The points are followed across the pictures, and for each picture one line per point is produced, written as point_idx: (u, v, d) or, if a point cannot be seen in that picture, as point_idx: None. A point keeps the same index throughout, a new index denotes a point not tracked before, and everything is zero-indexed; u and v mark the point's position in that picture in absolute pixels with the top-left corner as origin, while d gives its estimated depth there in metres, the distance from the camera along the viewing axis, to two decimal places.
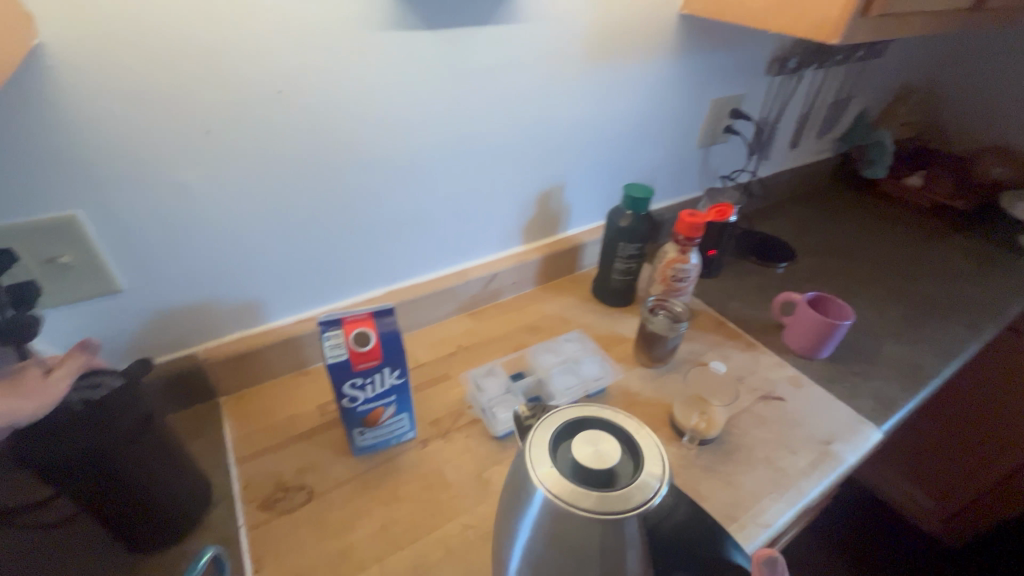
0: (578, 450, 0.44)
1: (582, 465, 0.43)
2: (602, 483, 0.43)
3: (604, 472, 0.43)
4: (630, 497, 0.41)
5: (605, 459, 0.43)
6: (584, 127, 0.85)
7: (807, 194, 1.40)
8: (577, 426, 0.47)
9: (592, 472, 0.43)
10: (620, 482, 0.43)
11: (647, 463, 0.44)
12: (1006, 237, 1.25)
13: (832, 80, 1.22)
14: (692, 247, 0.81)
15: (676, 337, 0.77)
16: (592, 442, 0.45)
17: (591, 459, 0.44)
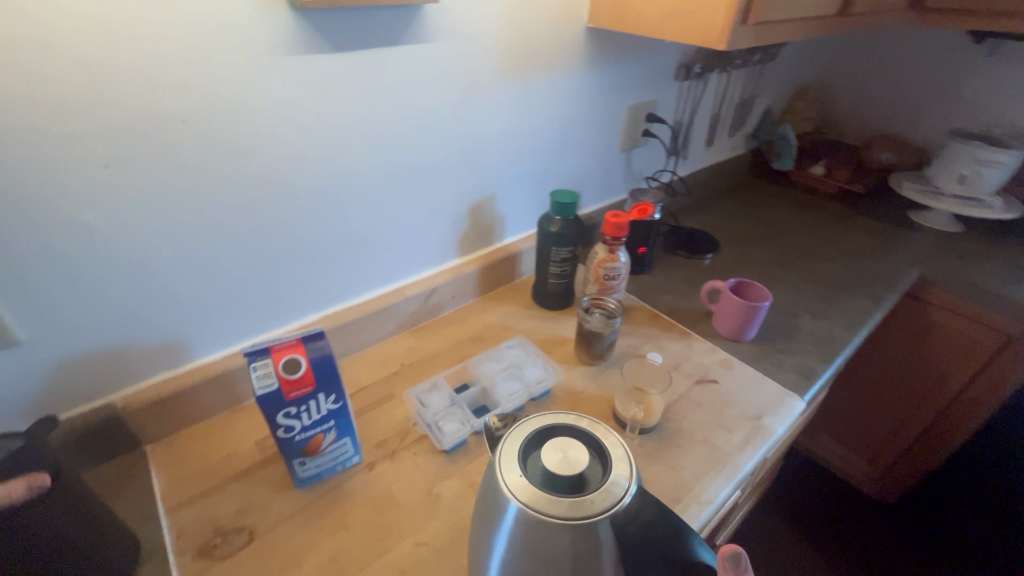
0: (548, 457, 0.46)
1: (552, 472, 0.45)
2: (573, 488, 0.44)
3: (573, 477, 0.45)
4: (600, 499, 0.43)
5: (575, 464, 0.45)
6: (507, 138, 0.88)
7: (725, 189, 1.50)
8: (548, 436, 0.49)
9: (561, 477, 0.45)
10: (591, 486, 0.45)
11: (615, 464, 0.46)
12: (897, 215, 1.39)
13: (736, 83, 1.32)
14: (619, 246, 0.86)
15: (613, 332, 0.80)
16: (562, 449, 0.47)
17: (561, 465, 0.45)
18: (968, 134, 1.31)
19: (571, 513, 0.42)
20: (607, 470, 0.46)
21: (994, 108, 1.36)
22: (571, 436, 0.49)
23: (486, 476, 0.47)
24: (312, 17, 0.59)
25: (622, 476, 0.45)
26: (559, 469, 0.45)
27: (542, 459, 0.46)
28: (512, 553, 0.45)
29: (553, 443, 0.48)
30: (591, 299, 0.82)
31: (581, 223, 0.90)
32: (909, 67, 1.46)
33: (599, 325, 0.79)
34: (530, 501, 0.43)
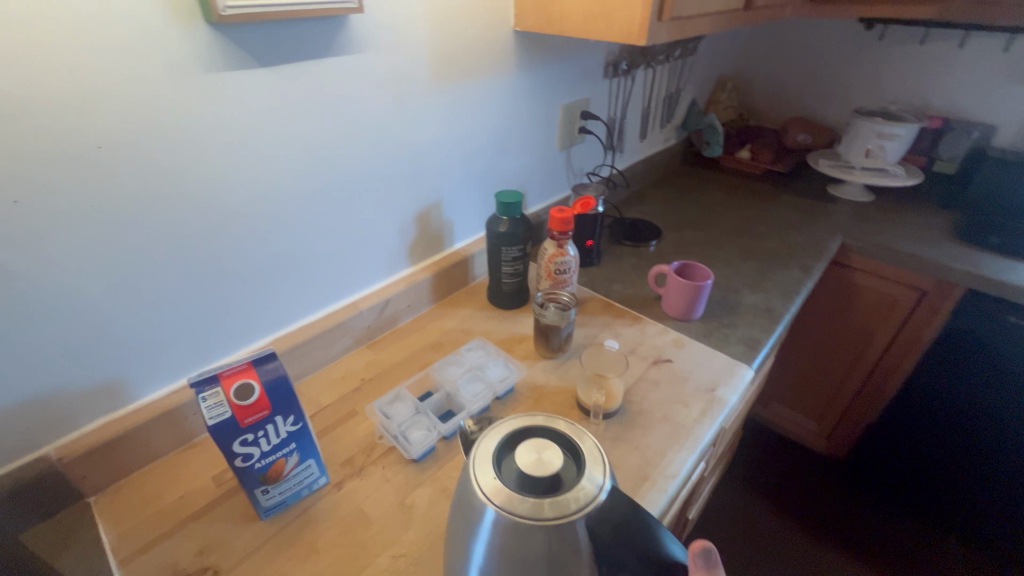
0: (522, 459, 0.47)
1: (527, 474, 0.45)
2: (547, 489, 0.45)
3: (547, 478, 0.45)
4: (574, 498, 0.44)
5: (549, 466, 0.46)
6: (446, 143, 0.89)
7: (662, 178, 1.58)
8: (523, 437, 0.50)
9: (535, 479, 0.45)
10: (565, 485, 0.45)
11: (589, 463, 0.46)
12: (817, 190, 1.50)
13: (661, 77, 1.38)
14: (567, 240, 0.88)
15: (569, 324, 0.82)
16: (537, 450, 0.48)
17: (535, 466, 0.46)
18: (869, 112, 1.43)
19: (546, 514, 0.43)
20: (581, 468, 0.46)
21: (889, 87, 1.50)
22: (544, 436, 0.50)
23: (460, 480, 0.48)
24: (233, 33, 0.58)
25: (595, 473, 0.45)
26: (533, 471, 0.46)
27: (516, 461, 0.47)
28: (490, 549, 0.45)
29: (528, 445, 0.48)
30: (545, 293, 0.84)
31: (528, 222, 0.92)
32: (814, 54, 1.58)
33: (556, 318, 0.80)
34: (505, 504, 0.44)
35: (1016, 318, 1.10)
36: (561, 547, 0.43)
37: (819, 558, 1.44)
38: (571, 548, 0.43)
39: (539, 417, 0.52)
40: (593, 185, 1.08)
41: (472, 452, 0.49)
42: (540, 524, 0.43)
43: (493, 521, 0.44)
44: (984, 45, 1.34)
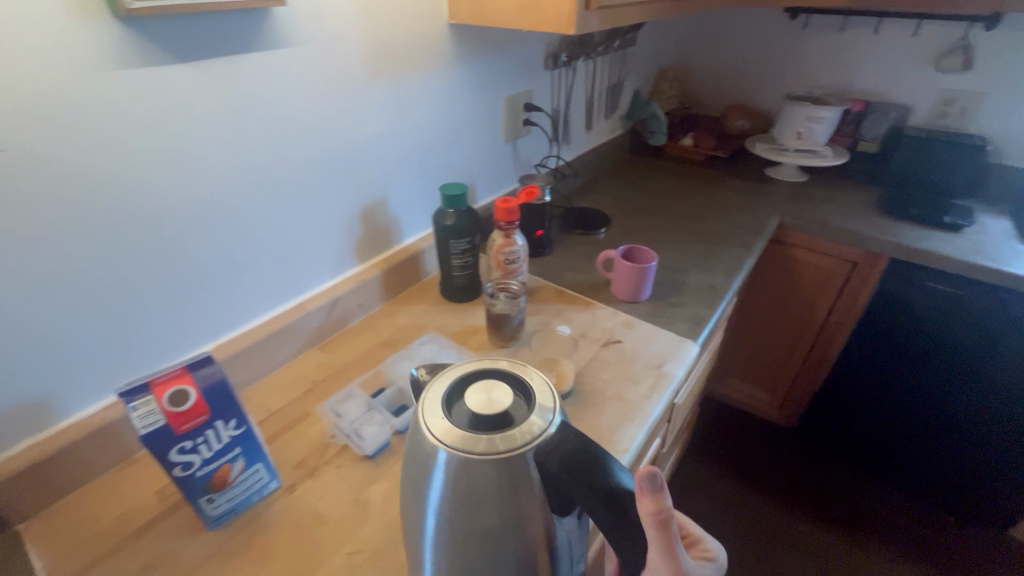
0: (472, 400, 0.49)
1: (477, 413, 0.48)
2: (496, 426, 0.47)
3: (495, 416, 0.48)
4: (524, 432, 0.46)
5: (498, 404, 0.48)
6: (387, 138, 0.88)
7: (610, 168, 1.61)
8: (474, 381, 0.52)
9: (484, 417, 0.48)
10: (514, 422, 0.48)
11: (537, 402, 0.49)
12: (756, 173, 1.57)
13: (603, 68, 1.42)
14: (514, 230, 0.89)
15: (519, 312, 0.83)
16: (487, 392, 0.50)
17: (485, 406, 0.48)
18: (797, 96, 1.51)
19: (498, 448, 0.46)
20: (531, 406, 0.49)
21: (815, 73, 1.59)
22: (495, 378, 0.52)
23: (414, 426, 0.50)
24: (149, 28, 0.56)
25: (544, 408, 0.48)
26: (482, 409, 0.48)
27: (466, 403, 0.49)
28: (447, 506, 0.47)
29: (478, 388, 0.51)
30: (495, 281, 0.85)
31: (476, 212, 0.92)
32: (747, 43, 1.65)
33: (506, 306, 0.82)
34: (454, 443, 0.46)
35: (932, 280, 1.20)
36: (512, 479, 0.45)
37: (777, 520, 1.53)
38: (523, 479, 0.45)
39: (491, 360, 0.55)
40: (539, 176, 1.09)
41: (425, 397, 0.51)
42: (491, 457, 0.45)
43: (451, 474, 0.46)
44: (896, 31, 1.43)
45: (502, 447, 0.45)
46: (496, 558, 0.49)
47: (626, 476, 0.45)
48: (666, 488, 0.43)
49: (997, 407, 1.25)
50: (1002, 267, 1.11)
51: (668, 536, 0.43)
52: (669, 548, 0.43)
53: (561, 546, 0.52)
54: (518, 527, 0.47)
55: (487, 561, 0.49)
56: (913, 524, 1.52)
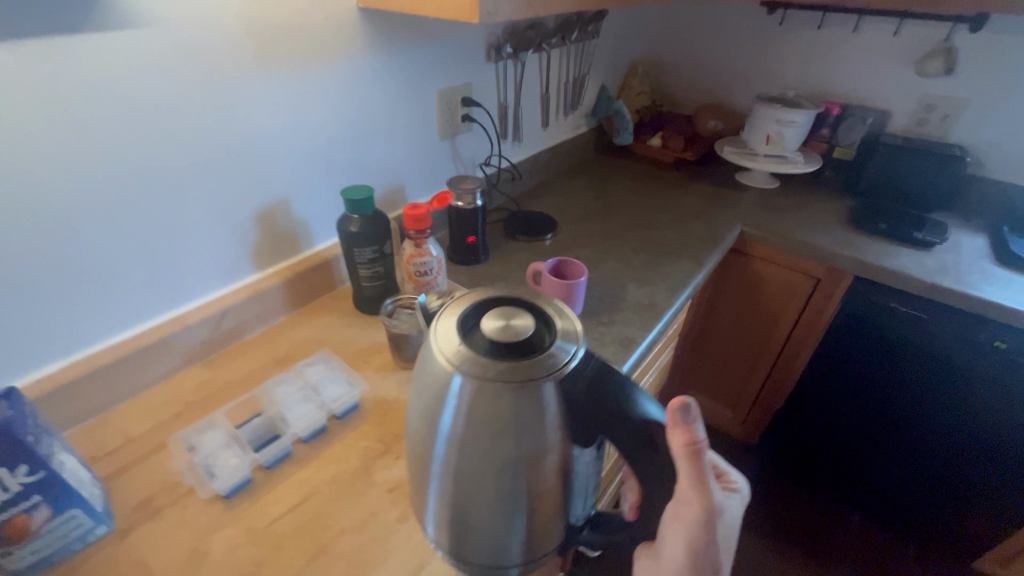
0: (492, 326, 0.50)
1: (497, 340, 0.49)
2: (515, 352, 0.48)
3: (515, 342, 0.49)
4: (545, 363, 0.47)
5: (522, 331, 0.49)
6: (282, 137, 0.79)
7: (571, 168, 1.53)
8: (495, 308, 0.53)
9: (504, 343, 0.49)
10: (534, 351, 0.49)
11: (560, 333, 0.50)
12: (725, 178, 1.48)
13: (563, 61, 1.32)
14: (426, 239, 0.82)
15: (423, 332, 0.76)
16: (506, 319, 0.51)
17: (504, 333, 0.49)
18: (771, 97, 1.42)
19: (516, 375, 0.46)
20: (553, 338, 0.50)
21: (789, 73, 1.49)
22: (517, 309, 0.53)
23: (431, 349, 0.51)
24: None
25: (568, 342, 0.49)
26: (503, 335, 0.49)
27: (486, 327, 0.50)
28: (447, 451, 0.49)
29: (499, 315, 0.51)
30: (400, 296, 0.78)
31: (387, 219, 0.84)
32: (721, 38, 1.55)
33: (405, 327, 0.74)
34: (470, 368, 0.47)
35: (895, 303, 1.13)
36: (517, 415, 0.46)
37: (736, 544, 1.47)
38: (540, 408, 0.47)
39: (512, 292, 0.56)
40: (472, 178, 1.01)
41: (443, 322, 0.52)
42: (509, 384, 0.46)
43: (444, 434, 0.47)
44: (876, 30, 1.34)
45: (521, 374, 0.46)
46: (511, 495, 0.49)
47: (657, 412, 0.48)
48: (699, 422, 0.46)
49: (962, 440, 1.18)
50: (970, 291, 1.03)
51: (702, 469, 0.46)
52: (698, 482, 0.46)
53: (583, 474, 0.54)
54: (537, 458, 0.48)
55: (502, 498, 0.50)
56: (873, 553, 1.46)
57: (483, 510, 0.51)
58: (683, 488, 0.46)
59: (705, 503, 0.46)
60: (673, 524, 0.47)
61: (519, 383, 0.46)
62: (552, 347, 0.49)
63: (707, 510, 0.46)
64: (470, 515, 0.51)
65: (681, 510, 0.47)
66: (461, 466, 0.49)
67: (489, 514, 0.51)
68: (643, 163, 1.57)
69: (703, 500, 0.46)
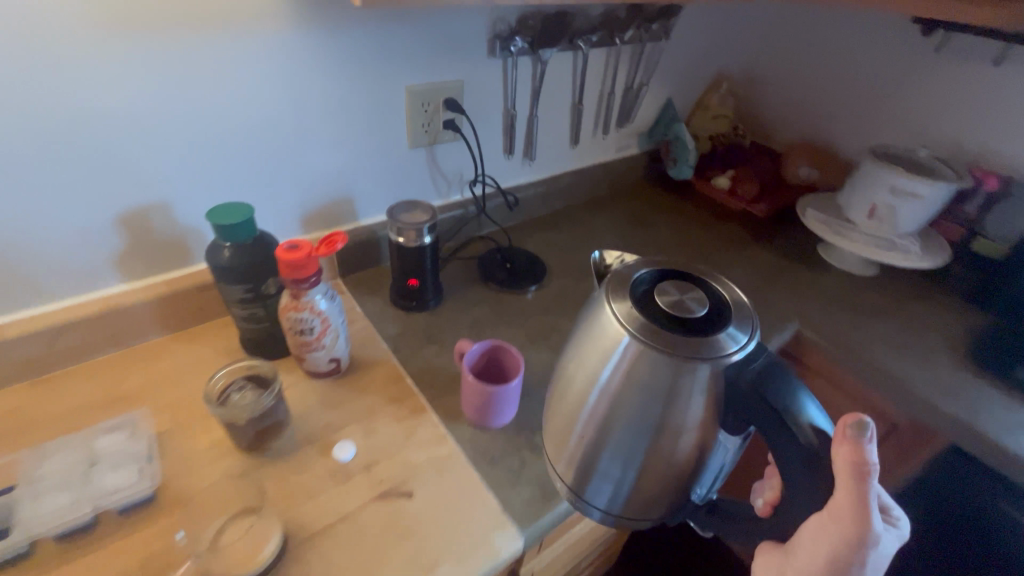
0: (666, 296, 0.53)
1: (669, 311, 0.51)
2: (681, 326, 0.51)
3: (683, 317, 0.51)
4: (713, 346, 0.48)
5: (692, 308, 0.51)
6: (164, 125, 0.64)
7: (602, 199, 1.24)
8: (671, 281, 0.56)
9: (674, 315, 0.51)
10: (705, 332, 0.50)
11: (734, 322, 0.51)
12: (803, 248, 1.12)
13: (608, 66, 1.03)
14: (307, 291, 0.61)
15: (266, 415, 0.57)
16: (679, 294, 0.53)
17: (676, 306, 0.52)
18: (893, 151, 1.02)
19: (682, 349, 0.48)
20: (717, 326, 0.51)
21: (933, 121, 1.06)
22: (689, 286, 0.55)
23: (600, 304, 0.55)
24: None
25: (741, 332, 0.50)
26: (671, 311, 0.51)
27: (657, 299, 0.53)
28: (595, 408, 0.53)
29: (667, 291, 0.53)
30: (236, 363, 0.58)
31: (273, 245, 0.65)
32: (842, 60, 1.15)
33: (237, 416, 0.56)
34: (637, 330, 0.50)
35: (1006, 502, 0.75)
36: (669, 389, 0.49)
37: None
38: (694, 385, 0.48)
39: (690, 269, 0.58)
40: (428, 204, 0.79)
41: (617, 280, 0.56)
42: (667, 354, 0.48)
43: (602, 397, 0.52)
44: None
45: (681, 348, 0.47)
46: (641, 453, 0.52)
47: (821, 420, 0.45)
48: (875, 444, 0.41)
49: None
50: None
51: (866, 490, 0.40)
52: (859, 503, 0.40)
53: (716, 459, 0.55)
54: (677, 429, 0.50)
55: (636, 455, 0.53)
56: None
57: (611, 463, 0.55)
58: (838, 503, 0.41)
59: (861, 530, 0.40)
60: (814, 536, 0.42)
61: (681, 357, 0.47)
62: (720, 334, 0.50)
63: (859, 537, 0.40)
64: (602, 461, 0.55)
65: (829, 526, 0.41)
66: (608, 416, 0.52)
67: (619, 465, 0.54)
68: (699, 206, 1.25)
69: (860, 525, 0.40)
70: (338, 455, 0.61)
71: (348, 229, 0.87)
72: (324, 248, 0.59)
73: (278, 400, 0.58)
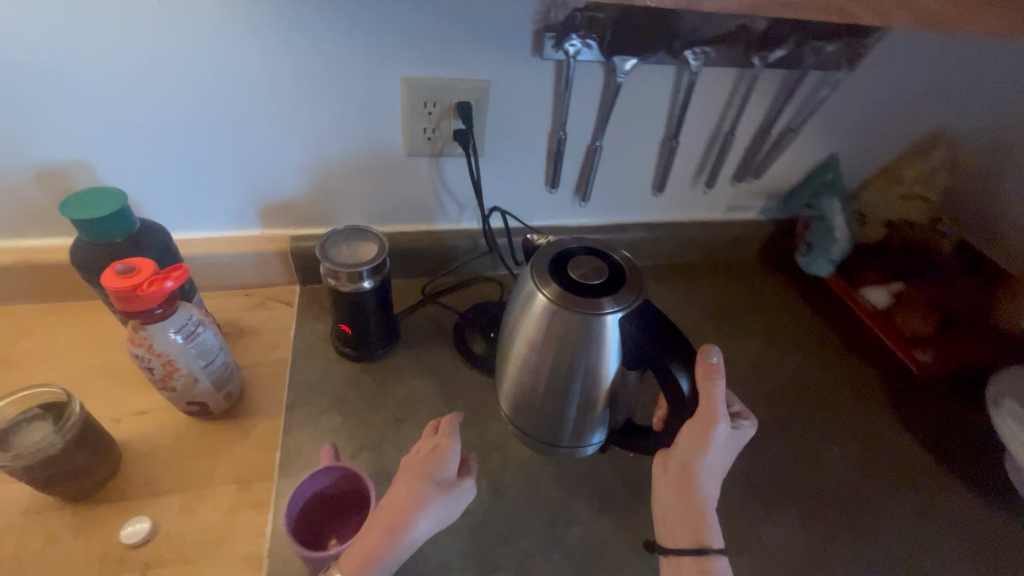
0: (574, 266, 0.51)
1: (574, 276, 0.50)
2: (585, 289, 0.50)
3: (587, 281, 0.50)
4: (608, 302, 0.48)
5: (594, 274, 0.50)
6: (82, 77, 0.53)
7: (687, 266, 0.92)
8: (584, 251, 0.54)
9: (579, 280, 0.50)
10: (605, 294, 0.49)
11: (631, 286, 0.50)
12: (969, 452, 0.71)
13: (733, 94, 0.70)
14: (148, 326, 0.47)
15: (76, 442, 0.48)
16: (585, 264, 0.51)
17: (582, 273, 0.50)
18: None
19: (580, 302, 0.48)
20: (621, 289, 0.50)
21: None
22: (598, 254, 0.53)
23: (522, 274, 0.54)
24: None
25: (635, 294, 0.49)
26: (580, 276, 0.50)
27: (568, 269, 0.51)
28: (521, 359, 0.54)
29: (580, 258, 0.52)
30: (20, 390, 0.47)
31: (164, 237, 0.54)
32: None
33: (34, 458, 0.45)
34: (545, 294, 0.50)
35: None
36: (573, 339, 0.49)
37: None
38: (596, 338, 0.48)
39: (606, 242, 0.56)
40: (380, 232, 0.60)
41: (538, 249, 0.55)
42: (568, 310, 0.48)
43: (525, 352, 0.53)
44: None
45: (577, 303, 0.47)
46: (564, 398, 0.53)
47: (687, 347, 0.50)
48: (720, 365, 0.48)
49: None
50: None
51: (716, 394, 0.48)
52: (715, 405, 0.48)
53: (624, 398, 0.55)
54: (599, 371, 0.50)
55: (554, 393, 0.53)
56: None
57: (539, 406, 0.56)
58: (706, 410, 0.47)
59: (716, 431, 0.48)
60: (687, 441, 0.49)
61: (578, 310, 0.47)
62: (623, 295, 0.49)
63: (715, 436, 0.48)
64: (528, 401, 0.57)
65: (695, 429, 0.49)
66: (532, 364, 0.53)
67: (540, 401, 0.55)
68: (830, 322, 0.87)
69: (717, 423, 0.48)
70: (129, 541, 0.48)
71: (316, 233, 0.71)
72: (148, 289, 0.44)
73: (84, 423, 0.48)
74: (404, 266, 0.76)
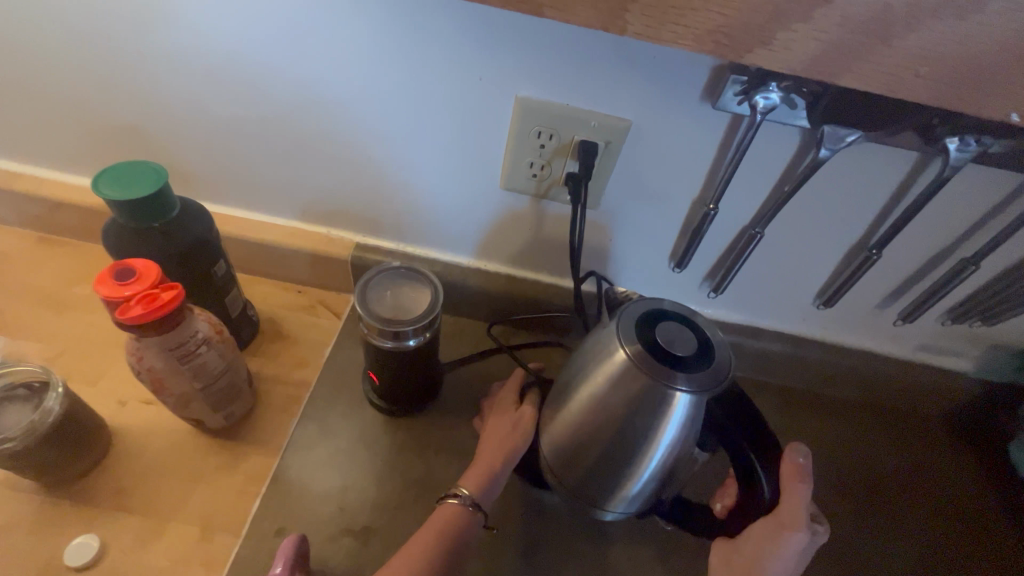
0: (663, 327, 0.39)
1: (660, 338, 0.38)
2: (673, 359, 0.37)
3: (675, 349, 0.38)
4: (700, 380, 0.37)
5: (683, 341, 0.38)
6: (161, 30, 0.45)
7: (839, 405, 0.67)
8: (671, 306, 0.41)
9: (666, 344, 0.38)
10: (697, 369, 0.37)
11: (726, 366, 0.38)
12: None
13: (997, 212, 0.46)
14: (142, 339, 0.41)
15: (58, 432, 0.44)
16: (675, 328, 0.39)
17: (670, 338, 0.38)
18: None
19: (664, 372, 0.37)
20: (709, 366, 0.38)
21: None
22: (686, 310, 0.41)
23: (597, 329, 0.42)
24: None
25: (724, 371, 0.38)
26: (663, 339, 0.38)
27: (655, 329, 0.39)
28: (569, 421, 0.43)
29: (668, 319, 0.40)
30: (10, 368, 0.44)
31: (203, 227, 0.47)
32: None
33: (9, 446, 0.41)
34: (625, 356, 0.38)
35: None
36: (643, 413, 0.38)
37: None
38: (669, 418, 0.38)
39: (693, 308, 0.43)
40: (430, 273, 0.48)
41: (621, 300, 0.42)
42: (650, 381, 0.37)
43: (576, 415, 0.42)
44: None
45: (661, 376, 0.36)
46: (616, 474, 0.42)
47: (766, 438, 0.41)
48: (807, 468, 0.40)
49: None
50: None
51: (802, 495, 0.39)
52: (800, 508, 0.39)
53: (681, 477, 0.45)
54: (644, 454, 0.40)
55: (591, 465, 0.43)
56: None
57: (579, 475, 0.44)
58: (787, 512, 0.39)
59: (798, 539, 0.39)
60: (759, 539, 0.40)
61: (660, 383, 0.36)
62: (707, 372, 0.37)
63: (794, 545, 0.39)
64: (566, 469, 0.44)
65: (767, 527, 0.40)
66: (587, 435, 0.41)
67: (564, 469, 0.45)
68: None
69: (799, 529, 0.38)
70: (75, 564, 0.42)
71: (383, 246, 0.61)
72: (133, 308, 0.37)
73: (66, 412, 0.44)
74: (472, 307, 0.64)
